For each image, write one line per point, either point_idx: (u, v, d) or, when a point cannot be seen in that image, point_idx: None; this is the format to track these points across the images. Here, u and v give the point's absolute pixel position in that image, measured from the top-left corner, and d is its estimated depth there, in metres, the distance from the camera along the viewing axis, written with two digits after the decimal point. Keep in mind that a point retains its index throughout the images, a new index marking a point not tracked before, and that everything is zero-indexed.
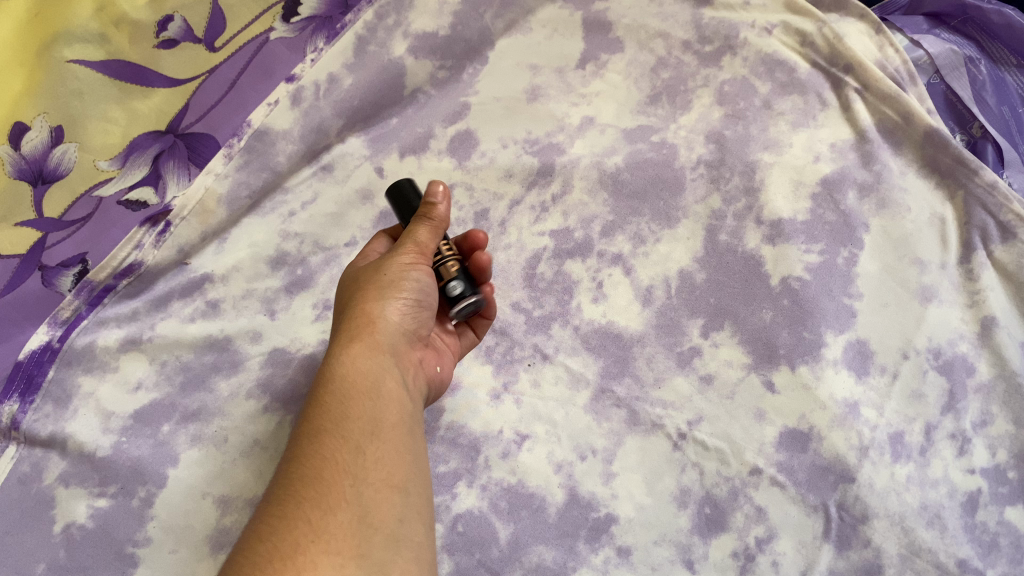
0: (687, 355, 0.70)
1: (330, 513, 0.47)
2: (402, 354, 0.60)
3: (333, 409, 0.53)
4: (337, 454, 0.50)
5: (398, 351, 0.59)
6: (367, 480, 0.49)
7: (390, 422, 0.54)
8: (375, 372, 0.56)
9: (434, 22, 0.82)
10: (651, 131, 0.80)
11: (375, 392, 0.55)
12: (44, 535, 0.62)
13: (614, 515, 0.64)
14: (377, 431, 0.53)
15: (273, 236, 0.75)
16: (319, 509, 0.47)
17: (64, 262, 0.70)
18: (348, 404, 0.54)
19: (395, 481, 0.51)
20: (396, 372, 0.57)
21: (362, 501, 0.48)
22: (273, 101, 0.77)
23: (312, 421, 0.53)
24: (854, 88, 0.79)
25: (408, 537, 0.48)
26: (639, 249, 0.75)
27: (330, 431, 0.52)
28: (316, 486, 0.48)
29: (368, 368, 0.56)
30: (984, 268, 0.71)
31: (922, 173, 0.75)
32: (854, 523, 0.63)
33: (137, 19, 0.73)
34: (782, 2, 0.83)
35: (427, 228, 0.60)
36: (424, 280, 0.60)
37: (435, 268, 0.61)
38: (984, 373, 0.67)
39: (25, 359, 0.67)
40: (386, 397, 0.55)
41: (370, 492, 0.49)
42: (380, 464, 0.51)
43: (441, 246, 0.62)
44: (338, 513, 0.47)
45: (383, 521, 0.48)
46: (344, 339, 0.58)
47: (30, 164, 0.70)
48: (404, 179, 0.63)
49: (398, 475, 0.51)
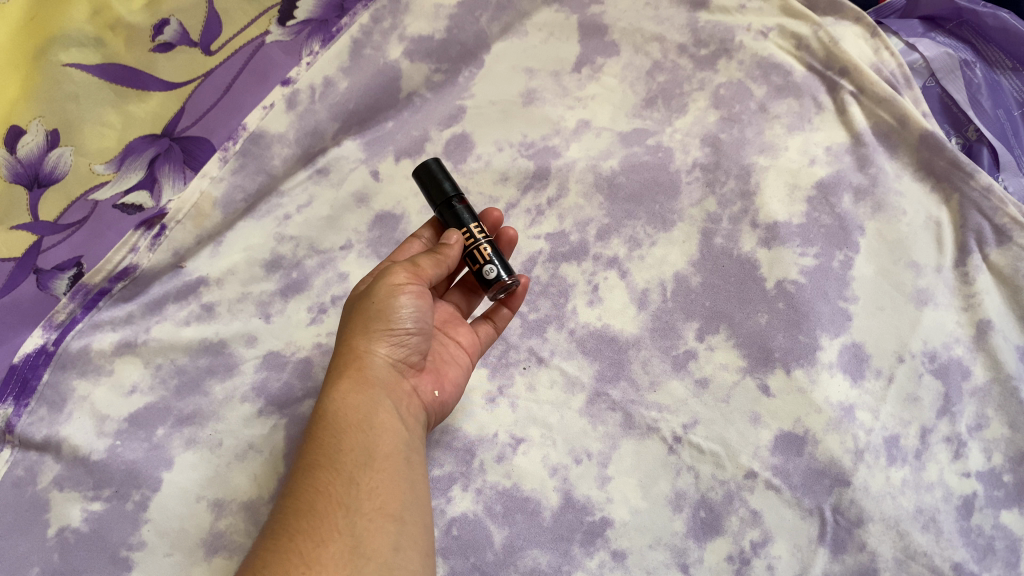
0: (682, 358, 0.70)
1: (323, 546, 0.48)
2: (397, 383, 0.58)
3: (327, 443, 0.54)
4: (330, 486, 0.51)
5: (393, 382, 0.58)
6: (359, 511, 0.50)
7: (383, 451, 0.54)
8: (366, 406, 0.55)
9: (429, 26, 0.81)
10: (646, 134, 0.80)
11: (368, 423, 0.54)
12: (38, 539, 0.62)
13: (609, 518, 0.64)
14: (371, 461, 0.53)
15: (268, 239, 0.75)
16: (312, 542, 0.48)
17: (59, 265, 0.70)
18: (341, 436, 0.54)
19: (390, 510, 0.51)
20: (390, 405, 0.56)
21: (355, 532, 0.49)
22: (267, 105, 0.76)
23: (307, 454, 0.54)
24: (849, 92, 0.79)
25: (402, 566, 0.49)
26: (634, 252, 0.75)
27: (324, 464, 0.53)
28: (310, 519, 0.49)
29: (358, 403, 0.55)
30: (979, 271, 0.70)
31: (917, 177, 0.75)
32: (849, 527, 0.63)
33: (132, 22, 0.73)
34: (778, 5, 0.83)
35: (432, 259, 0.58)
36: (420, 311, 0.57)
37: (468, 252, 0.61)
38: (980, 376, 0.67)
39: (20, 363, 0.67)
40: (380, 427, 0.54)
41: (363, 522, 0.50)
42: (374, 494, 0.51)
43: (471, 229, 0.62)
44: (330, 545, 0.48)
45: (376, 552, 0.48)
46: (334, 373, 0.57)
47: (26, 168, 0.70)
48: (435, 159, 0.63)
49: (392, 503, 0.51)
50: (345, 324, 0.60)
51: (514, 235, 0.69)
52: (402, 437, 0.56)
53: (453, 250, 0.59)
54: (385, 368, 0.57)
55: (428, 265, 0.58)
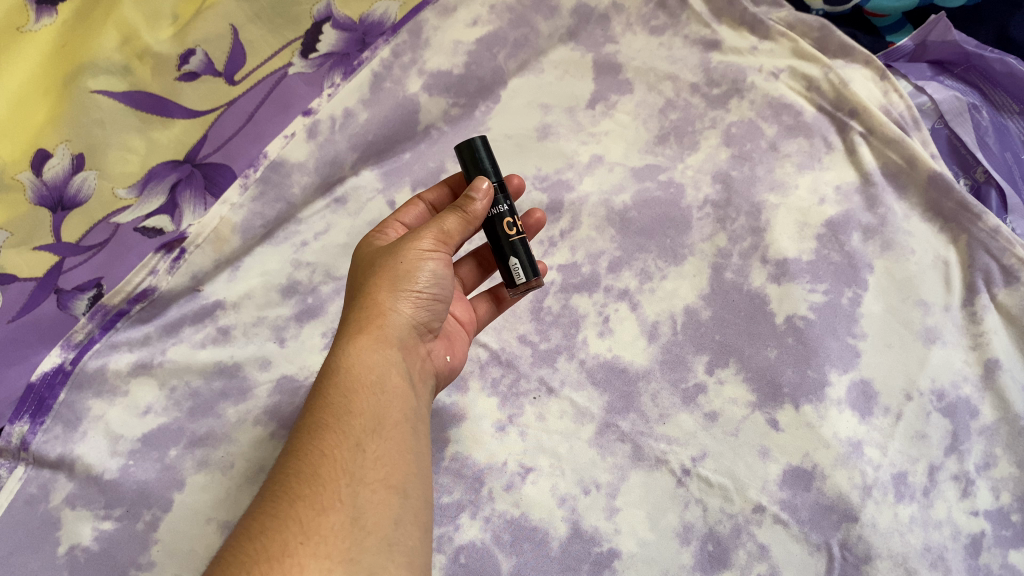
0: (692, 391, 0.70)
1: (323, 515, 0.47)
2: (409, 348, 0.61)
3: (337, 402, 0.54)
4: (335, 452, 0.51)
5: (406, 346, 0.60)
6: (363, 480, 0.50)
7: (392, 420, 0.55)
8: (381, 366, 0.57)
9: (449, 61, 0.83)
10: (659, 170, 0.81)
11: (380, 385, 0.56)
12: (47, 557, 0.64)
13: (616, 550, 0.64)
14: (379, 428, 0.54)
15: (285, 264, 0.77)
16: (312, 510, 0.48)
17: (79, 286, 0.72)
18: (351, 397, 0.55)
19: (394, 482, 0.51)
20: (402, 367, 0.58)
21: (357, 503, 0.49)
22: (289, 133, 0.79)
23: (314, 415, 0.54)
24: (859, 132, 0.80)
25: (403, 541, 0.49)
26: (645, 284, 0.76)
27: (331, 426, 0.53)
28: (312, 484, 0.49)
29: (373, 363, 0.57)
30: (987, 310, 0.71)
31: (926, 217, 0.76)
32: (857, 563, 0.63)
33: (159, 51, 0.71)
34: (789, 48, 0.85)
35: (458, 219, 0.61)
36: (437, 272, 0.61)
37: (500, 230, 0.63)
38: (988, 416, 0.67)
39: (37, 382, 0.70)
40: (391, 393, 0.56)
41: (367, 493, 0.50)
42: (379, 464, 0.52)
43: (510, 231, 0.63)
44: (329, 515, 0.47)
45: (376, 525, 0.48)
46: (351, 331, 0.59)
47: (51, 191, 0.69)
48: (479, 138, 0.64)
49: (396, 476, 0.52)
50: (360, 282, 0.62)
51: (541, 216, 0.72)
52: (411, 405, 0.57)
53: (479, 207, 0.61)
54: (404, 330, 0.60)
55: (454, 225, 0.61)
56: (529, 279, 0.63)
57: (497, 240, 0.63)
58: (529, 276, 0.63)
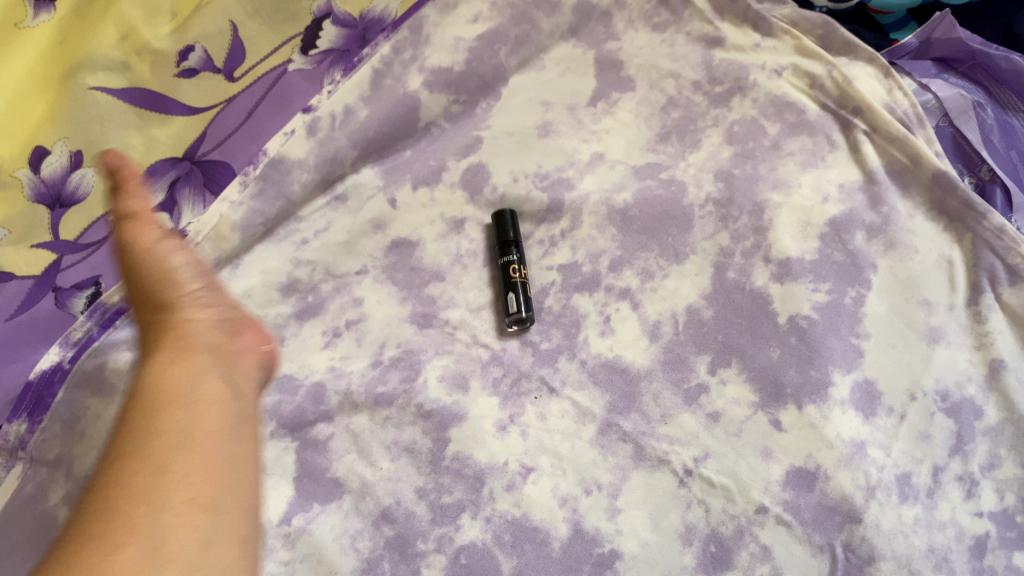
0: (694, 391, 0.70)
1: (120, 550, 0.47)
2: (219, 348, 0.65)
3: (143, 424, 0.56)
4: (132, 479, 0.52)
5: (209, 350, 0.64)
6: (164, 505, 0.51)
7: (199, 435, 0.56)
8: (180, 381, 0.59)
9: (449, 58, 0.82)
10: (660, 168, 0.80)
11: (180, 401, 0.57)
12: (44, 556, 0.64)
13: (618, 550, 0.64)
14: (184, 444, 0.55)
15: (285, 262, 0.77)
16: (108, 544, 0.48)
17: (78, 284, 0.72)
18: (153, 417, 0.56)
19: (201, 501, 0.53)
20: (208, 376, 0.61)
21: (154, 531, 0.49)
22: (289, 130, 0.78)
23: (126, 443, 0.55)
24: (862, 130, 0.79)
25: (211, 564, 0.50)
26: (647, 283, 0.75)
27: (134, 452, 0.53)
28: (110, 518, 0.49)
29: (171, 378, 0.59)
30: (992, 310, 0.70)
31: (930, 216, 0.75)
32: (861, 565, 0.63)
33: (159, 47, 0.70)
34: (791, 45, 0.84)
35: (133, 201, 0.65)
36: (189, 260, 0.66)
37: (508, 275, 0.74)
38: (993, 416, 0.67)
39: (36, 380, 0.70)
40: (195, 408, 0.58)
41: (167, 517, 0.50)
42: (186, 485, 0.52)
43: (517, 274, 0.74)
44: (124, 547, 0.47)
45: (178, 552, 0.48)
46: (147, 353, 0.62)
47: (49, 188, 0.68)
48: (509, 211, 0.77)
49: (206, 495, 0.53)
50: (149, 305, 0.65)
51: None
52: (220, 418, 0.59)
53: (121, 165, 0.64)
54: (202, 334, 0.65)
55: (138, 229, 0.65)
56: (521, 315, 0.72)
57: (505, 279, 0.74)
58: (529, 321, 0.73)
